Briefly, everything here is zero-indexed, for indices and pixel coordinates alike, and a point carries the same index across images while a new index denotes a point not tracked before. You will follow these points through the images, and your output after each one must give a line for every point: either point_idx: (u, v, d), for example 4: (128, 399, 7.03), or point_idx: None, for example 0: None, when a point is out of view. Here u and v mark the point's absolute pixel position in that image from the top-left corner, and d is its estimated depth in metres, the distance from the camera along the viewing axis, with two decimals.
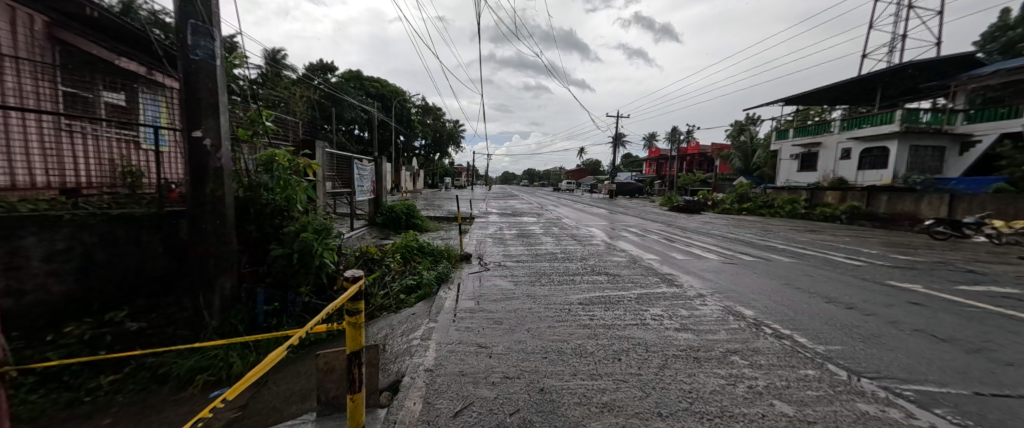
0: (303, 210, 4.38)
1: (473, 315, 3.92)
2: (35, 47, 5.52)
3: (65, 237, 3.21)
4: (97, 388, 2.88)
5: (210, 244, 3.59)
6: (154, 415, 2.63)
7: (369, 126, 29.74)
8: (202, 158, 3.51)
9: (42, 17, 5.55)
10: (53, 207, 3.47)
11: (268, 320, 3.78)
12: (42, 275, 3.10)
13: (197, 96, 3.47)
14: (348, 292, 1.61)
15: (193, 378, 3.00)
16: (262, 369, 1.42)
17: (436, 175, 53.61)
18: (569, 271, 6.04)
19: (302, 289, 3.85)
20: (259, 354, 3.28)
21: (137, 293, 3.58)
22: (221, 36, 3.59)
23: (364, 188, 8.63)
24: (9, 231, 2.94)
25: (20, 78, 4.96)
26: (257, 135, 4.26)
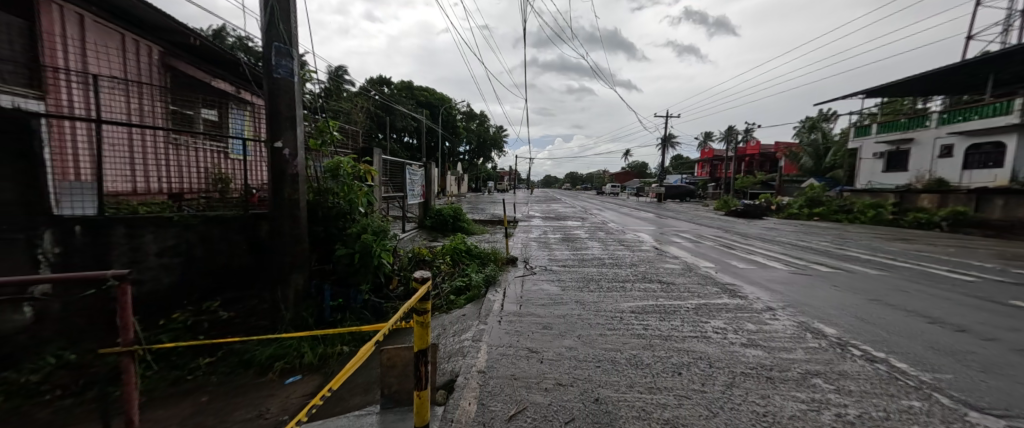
0: (363, 214, 4.70)
1: (522, 318, 3.93)
2: (154, 75, 6.46)
3: (174, 235, 3.72)
4: (197, 369, 3.28)
5: (285, 243, 3.94)
6: (242, 397, 2.94)
7: (419, 133, 31.16)
8: (282, 166, 3.88)
9: (159, 48, 6.49)
10: (165, 211, 4.01)
11: (333, 314, 4.15)
12: (156, 268, 3.62)
13: (278, 111, 3.85)
14: (420, 292, 1.67)
15: (272, 364, 3.29)
16: (361, 358, 1.55)
17: (481, 178, 54.72)
18: (619, 277, 5.84)
19: (363, 287, 4.16)
20: (327, 346, 3.53)
21: (227, 287, 4.01)
22: (299, 55, 3.95)
23: (414, 193, 9.08)
24: (134, 230, 3.52)
25: (142, 100, 5.98)
26: (325, 144, 4.65)
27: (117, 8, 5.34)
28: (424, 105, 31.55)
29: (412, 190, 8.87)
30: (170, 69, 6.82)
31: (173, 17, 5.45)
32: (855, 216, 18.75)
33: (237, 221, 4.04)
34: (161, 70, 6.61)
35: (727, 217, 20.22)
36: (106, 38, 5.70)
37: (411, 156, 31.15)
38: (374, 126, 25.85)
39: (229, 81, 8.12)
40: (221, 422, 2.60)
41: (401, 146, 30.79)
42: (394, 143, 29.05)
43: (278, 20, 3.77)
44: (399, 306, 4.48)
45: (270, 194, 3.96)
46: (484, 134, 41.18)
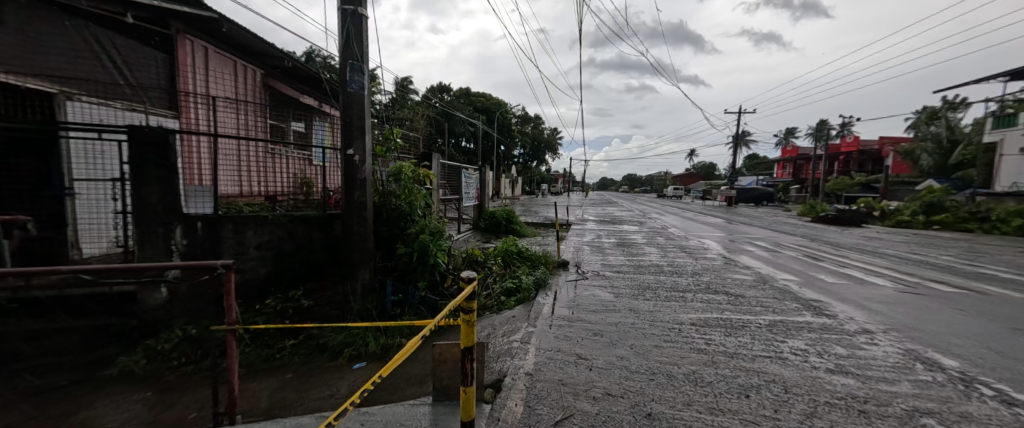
0: (422, 215, 4.96)
1: (572, 324, 3.87)
2: (257, 94, 7.38)
3: (268, 232, 4.27)
4: (283, 350, 3.71)
5: (353, 242, 4.28)
6: (317, 378, 3.25)
7: (476, 137, 32.04)
8: (353, 172, 4.24)
9: (261, 71, 7.44)
10: (262, 211, 4.61)
11: (394, 308, 4.41)
12: (255, 259, 4.22)
13: (350, 121, 4.21)
14: (466, 291, 1.73)
15: (342, 351, 3.61)
16: (413, 347, 1.61)
17: (535, 181, 54.77)
18: (679, 286, 5.50)
19: (420, 284, 4.39)
20: (387, 337, 3.77)
21: (307, 279, 4.48)
22: (370, 70, 4.29)
23: (469, 195, 9.36)
24: (238, 226, 4.12)
25: (248, 116, 6.84)
26: (390, 150, 5.00)
27: (231, 39, 6.21)
28: (480, 110, 32.41)
29: (467, 193, 9.15)
30: (269, 88, 7.78)
31: (273, 43, 6.27)
32: (990, 225, 15.68)
33: (316, 221, 4.50)
34: (262, 89, 7.55)
35: (811, 224, 18.06)
36: (224, 66, 6.64)
37: (467, 159, 32.11)
38: (434, 132, 27.08)
39: (314, 95, 9.12)
40: (301, 398, 2.90)
41: (458, 151, 31.89)
42: (452, 148, 30.15)
43: (353, 39, 4.13)
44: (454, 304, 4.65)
45: (342, 196, 4.34)
46: (538, 137, 41.18)
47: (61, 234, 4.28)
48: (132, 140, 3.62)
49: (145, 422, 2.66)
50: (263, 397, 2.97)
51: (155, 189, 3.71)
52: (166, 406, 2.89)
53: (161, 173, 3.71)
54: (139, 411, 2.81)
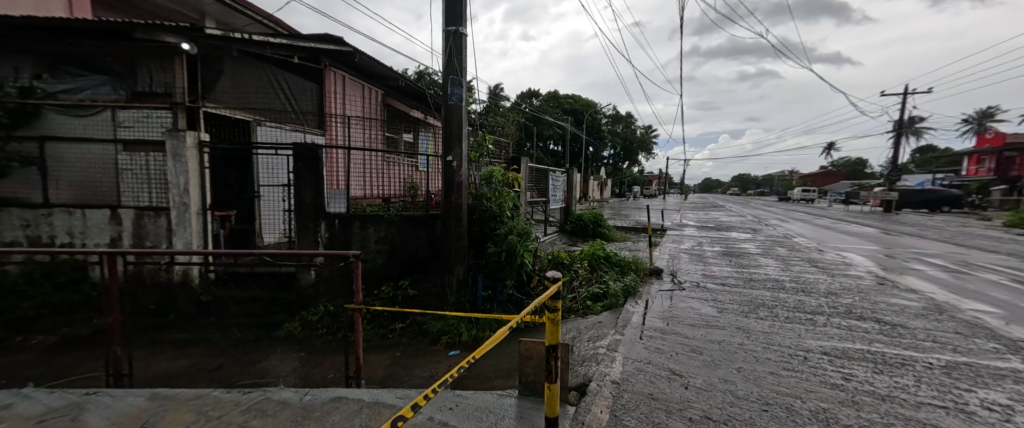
0: (510, 217, 5.15)
1: (665, 336, 3.61)
2: (377, 111, 8.52)
3: (383, 228, 4.92)
4: (394, 331, 4.20)
5: (450, 240, 4.64)
6: (420, 360, 3.60)
7: (563, 140, 31.83)
8: (451, 176, 4.61)
9: (380, 91, 8.57)
10: (379, 210, 5.32)
11: (484, 303, 4.63)
12: (374, 251, 4.91)
13: (450, 130, 4.58)
14: (550, 290, 1.75)
15: (439, 337, 3.96)
16: (498, 337, 1.70)
17: (625, 183, 52.14)
18: (803, 307, 4.68)
19: (508, 283, 4.59)
20: (478, 329, 3.99)
21: (412, 271, 5.01)
22: (468, 82, 4.62)
23: (556, 198, 9.39)
24: (360, 223, 4.85)
25: (369, 130, 7.93)
26: (483, 155, 5.32)
27: (359, 67, 7.28)
28: (568, 112, 32.10)
29: (554, 195, 9.20)
30: (386, 105, 8.93)
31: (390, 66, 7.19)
32: None
33: (418, 220, 4.97)
34: (381, 107, 8.69)
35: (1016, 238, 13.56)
36: (355, 89, 7.79)
37: (554, 162, 32.05)
38: (523, 135, 27.68)
39: (419, 108, 10.23)
40: (408, 375, 3.27)
41: (546, 154, 32.05)
42: (539, 151, 30.44)
43: (455, 56, 4.49)
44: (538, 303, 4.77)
45: (441, 197, 4.73)
46: (630, 137, 39.05)
47: (251, 226, 5.67)
48: (296, 155, 4.68)
49: (297, 378, 3.28)
50: (378, 368, 3.43)
51: (309, 193, 4.67)
52: (311, 366, 3.51)
53: (313, 179, 4.71)
54: (294, 367, 3.49)
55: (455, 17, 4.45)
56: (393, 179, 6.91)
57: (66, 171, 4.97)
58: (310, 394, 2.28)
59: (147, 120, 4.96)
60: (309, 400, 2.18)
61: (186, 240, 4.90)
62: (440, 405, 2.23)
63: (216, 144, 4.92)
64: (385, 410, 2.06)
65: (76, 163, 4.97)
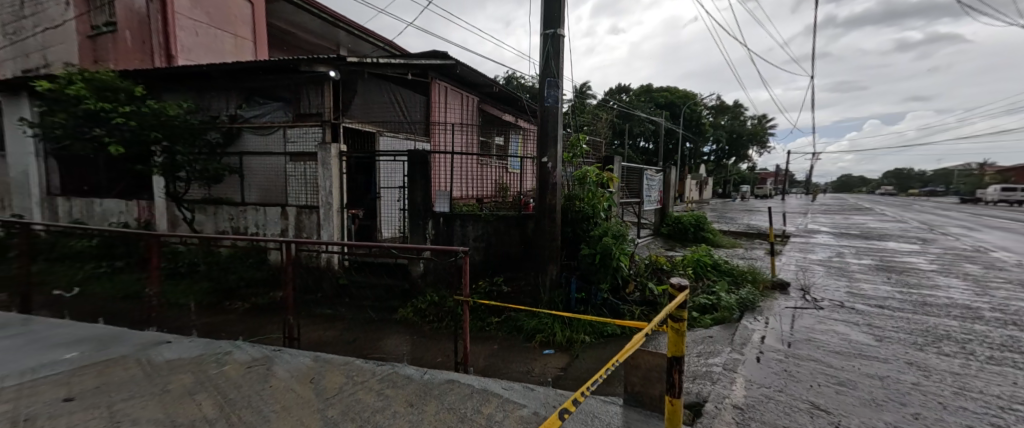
0: (604, 218, 5.03)
1: (796, 361, 3.14)
2: (473, 117, 9.04)
3: (481, 227, 5.21)
4: (491, 325, 4.46)
5: (545, 240, 4.71)
6: (516, 355, 3.81)
7: (659, 136, 29.65)
8: (546, 177, 4.67)
9: (476, 99, 9.08)
10: (476, 210, 5.66)
11: (578, 306, 4.59)
12: (472, 248, 5.25)
13: (545, 132, 4.65)
14: (678, 299, 1.66)
15: (534, 335, 4.12)
16: (642, 340, 1.50)
17: (732, 182, 46.33)
18: (1010, 345, 3.56)
19: (602, 286, 4.47)
20: (572, 331, 4.06)
21: (506, 268, 5.20)
22: (564, 84, 4.64)
23: (651, 198, 8.86)
24: (461, 222, 5.23)
25: (466, 135, 8.48)
26: (576, 155, 5.25)
27: (459, 77, 7.85)
28: (665, 106, 29.74)
29: (649, 196, 8.71)
30: (481, 111, 9.46)
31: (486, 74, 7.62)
32: None
33: (514, 220, 5.13)
34: (476, 113, 9.21)
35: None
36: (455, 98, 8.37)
37: (648, 161, 30.10)
38: (613, 134, 26.62)
39: (510, 111, 10.63)
40: (506, 368, 3.49)
41: (639, 152, 30.26)
42: (632, 149, 28.87)
43: (552, 58, 4.55)
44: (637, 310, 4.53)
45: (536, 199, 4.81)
46: (740, 130, 34.46)
47: (372, 223, 6.57)
48: (411, 161, 5.32)
49: (411, 357, 3.71)
50: (480, 359, 3.69)
51: (419, 195, 5.28)
52: (422, 349, 3.94)
53: (422, 182, 5.27)
54: (407, 349, 3.93)
55: (553, 20, 4.51)
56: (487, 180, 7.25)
57: (256, 176, 6.53)
58: (428, 374, 2.42)
59: (305, 136, 6.22)
60: (429, 378, 2.32)
61: (330, 233, 5.92)
62: (544, 401, 2.09)
63: (351, 153, 5.79)
64: (494, 397, 2.11)
65: (262, 172, 6.49)
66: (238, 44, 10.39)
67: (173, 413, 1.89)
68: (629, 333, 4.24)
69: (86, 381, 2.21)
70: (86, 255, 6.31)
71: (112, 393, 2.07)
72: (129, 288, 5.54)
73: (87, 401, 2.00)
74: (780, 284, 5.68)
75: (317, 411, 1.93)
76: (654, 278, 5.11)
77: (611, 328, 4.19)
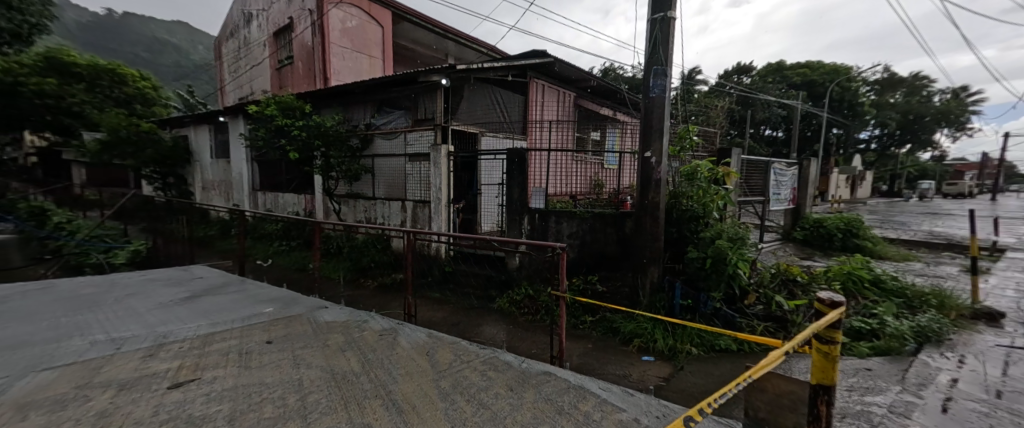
0: (717, 218, 4.53)
1: (998, 416, 2.39)
2: (570, 112, 8.97)
3: (576, 224, 5.17)
4: (585, 323, 4.42)
5: (646, 240, 4.48)
6: (612, 356, 3.77)
7: (792, 124, 24.70)
8: (649, 172, 4.43)
9: (573, 94, 8.99)
10: (570, 207, 5.65)
11: (684, 313, 4.25)
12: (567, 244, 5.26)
13: (650, 124, 4.40)
14: (827, 318, 1.41)
15: (632, 339, 3.98)
16: (781, 358, 1.30)
17: (902, 176, 36.53)
18: None
19: (714, 295, 4.01)
20: (678, 340, 3.81)
21: (602, 267, 5.07)
22: (673, 72, 4.31)
23: (781, 197, 7.66)
24: (555, 218, 5.27)
25: (562, 132, 8.50)
26: (685, 149, 4.79)
27: (558, 75, 7.88)
28: (801, 86, 24.25)
29: (778, 194, 7.55)
30: (578, 107, 9.34)
31: (585, 69, 7.50)
32: None
33: (612, 218, 4.94)
34: (573, 109, 9.14)
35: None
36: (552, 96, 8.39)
37: (778, 152, 25.70)
38: (732, 122, 23.42)
39: (608, 105, 10.29)
40: (601, 369, 3.51)
41: (764, 142, 25.76)
42: (754, 139, 24.54)
43: (660, 45, 4.26)
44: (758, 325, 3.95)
45: (637, 195, 4.61)
46: (918, 109, 26.08)
47: (473, 217, 7.07)
48: (510, 158, 5.54)
49: (508, 345, 3.93)
50: (574, 358, 3.72)
51: (517, 192, 5.49)
52: (518, 339, 4.13)
53: (520, 180, 5.46)
54: (504, 337, 4.16)
55: (662, 3, 4.22)
56: (581, 177, 7.14)
57: (382, 176, 7.61)
58: (526, 363, 2.48)
59: (419, 139, 6.98)
60: (526, 367, 2.38)
61: (438, 225, 6.56)
62: (645, 409, 1.95)
63: (458, 153, 6.30)
64: (590, 396, 2.06)
65: (387, 171, 7.52)
66: (371, 64, 12.02)
67: (331, 364, 2.31)
68: (747, 350, 3.75)
69: (278, 330, 2.84)
70: (272, 236, 8.20)
71: (294, 341, 2.63)
72: (297, 263, 7.03)
73: (279, 344, 2.58)
74: (983, 313, 4.28)
75: (432, 381, 2.16)
76: (784, 292, 4.37)
77: (724, 341, 3.79)
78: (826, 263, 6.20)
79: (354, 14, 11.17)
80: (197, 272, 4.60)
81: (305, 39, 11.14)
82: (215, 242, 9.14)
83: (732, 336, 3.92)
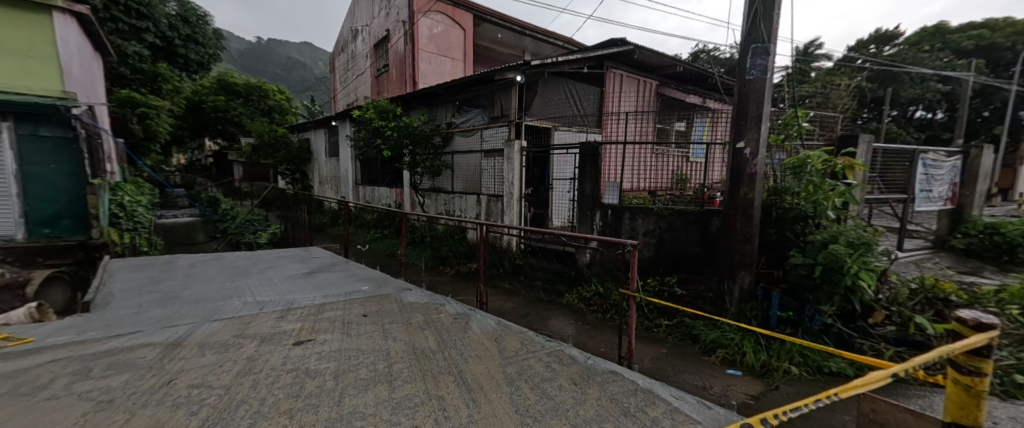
0: (832, 219, 3.91)
1: None
2: (650, 102, 8.42)
3: (653, 221, 4.91)
4: (660, 327, 4.22)
5: (736, 241, 4.08)
6: (690, 365, 3.55)
7: (959, 106, 15.08)
8: (742, 165, 4.02)
9: (655, 82, 8.43)
10: (647, 204, 5.38)
11: (782, 326, 3.79)
12: (642, 242, 5.04)
13: (745, 111, 3.98)
14: (971, 342, 1.15)
15: (715, 349, 3.69)
16: (885, 380, 1.15)
17: None
18: None
19: (825, 309, 3.48)
20: (771, 355, 3.43)
21: (681, 268, 4.74)
22: (776, 49, 3.81)
23: (932, 194, 6.03)
24: (630, 214, 5.08)
25: (641, 124, 8.05)
26: (790, 137, 4.21)
27: (638, 62, 7.45)
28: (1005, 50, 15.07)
29: (927, 190, 5.93)
30: (661, 95, 8.73)
31: (669, 53, 6.96)
32: None
33: (695, 216, 4.57)
34: (655, 98, 8.57)
35: None
36: (632, 85, 7.95)
37: None
38: None
39: (696, 91, 9.43)
40: (676, 377, 3.32)
41: (912, 129, 14.94)
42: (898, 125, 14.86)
43: (760, 20, 3.81)
44: (885, 349, 3.30)
45: (726, 192, 4.21)
46: None
47: (545, 211, 7.08)
48: (582, 153, 5.44)
49: (577, 341, 3.93)
50: (646, 362, 3.59)
51: (589, 186, 5.38)
52: (586, 335, 4.10)
53: (592, 174, 5.33)
54: (573, 333, 4.16)
55: None
56: (663, 172, 6.66)
57: (461, 170, 8.00)
58: (592, 360, 2.45)
59: (493, 135, 7.18)
60: (592, 364, 2.36)
61: (511, 219, 6.71)
62: (724, 425, 1.79)
63: (530, 148, 6.34)
64: (660, 402, 1.96)
65: (465, 166, 7.90)
66: (454, 66, 12.64)
67: (412, 340, 2.54)
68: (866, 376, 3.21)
69: (371, 306, 3.20)
70: (369, 223, 9.18)
71: (384, 317, 2.95)
72: (388, 249, 7.78)
73: (373, 318, 2.93)
74: None
75: (498, 365, 2.26)
76: (928, 313, 3.55)
77: (835, 363, 3.28)
78: (1002, 281, 4.78)
79: (440, 21, 11.81)
80: (313, 252, 5.39)
81: (398, 48, 12.15)
82: (326, 228, 10.57)
83: (846, 359, 3.37)
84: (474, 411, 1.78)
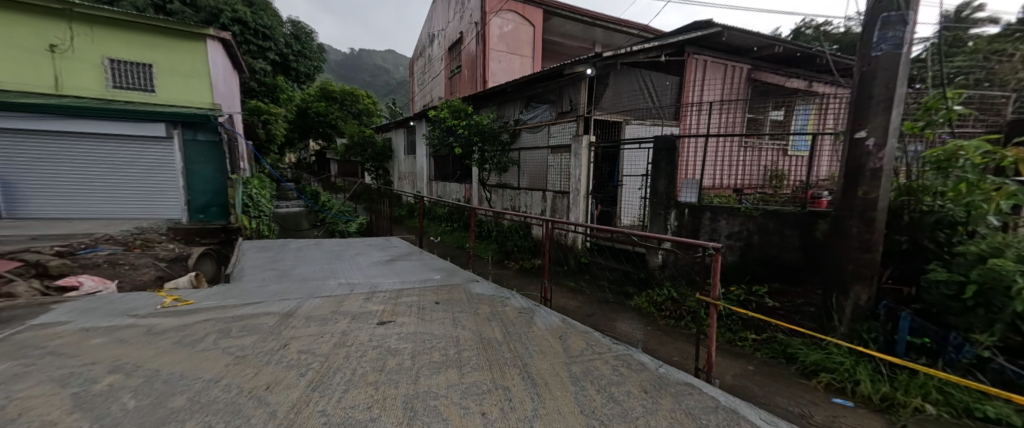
0: (994, 227, 3.10)
1: None
2: (739, 89, 7.56)
3: (741, 222, 4.44)
4: (745, 341, 3.83)
5: (850, 248, 3.50)
6: (783, 387, 3.14)
7: None
8: (862, 159, 3.43)
9: (745, 66, 7.53)
10: (732, 203, 4.89)
11: (912, 354, 3.14)
12: (725, 246, 4.58)
13: (869, 95, 3.38)
14: None
15: (817, 372, 3.21)
16: None
17: None
18: None
19: (979, 339, 2.78)
20: (895, 387, 2.87)
21: (775, 277, 4.19)
22: (917, 16, 3.15)
23: None
24: (712, 215, 4.65)
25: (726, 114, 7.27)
26: (932, 125, 3.43)
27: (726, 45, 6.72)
28: None
29: None
30: (752, 81, 7.78)
31: (764, 32, 6.15)
32: None
33: (795, 218, 4.00)
34: (745, 84, 7.67)
35: None
36: (717, 72, 7.21)
37: None
38: None
39: (798, 75, 8.22)
40: (766, 399, 2.97)
41: None
42: None
43: None
44: None
45: (839, 191, 3.64)
46: None
47: (614, 209, 6.81)
48: (657, 147, 5.11)
49: (645, 347, 3.74)
50: (727, 378, 3.28)
51: (664, 183, 5.03)
52: (656, 342, 3.88)
53: (667, 170, 4.98)
54: (641, 338, 3.96)
55: None
56: (752, 168, 5.95)
57: (528, 166, 8.07)
58: (665, 368, 2.30)
59: (562, 131, 7.10)
60: (663, 373, 2.21)
61: (578, 216, 6.59)
62: None
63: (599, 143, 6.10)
64: (744, 424, 1.77)
65: (533, 162, 7.96)
66: (524, 63, 12.75)
67: (479, 330, 2.65)
68: None
69: (442, 295, 3.40)
70: (440, 217, 9.77)
71: (455, 306, 3.12)
72: (457, 242, 8.19)
73: (445, 306, 3.11)
74: None
75: (563, 363, 2.25)
76: None
77: (994, 407, 2.61)
78: None
79: (511, 19, 11.99)
80: (393, 242, 5.90)
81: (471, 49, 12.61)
82: (403, 220, 11.50)
83: (1012, 404, 2.67)
84: (539, 406, 1.80)
